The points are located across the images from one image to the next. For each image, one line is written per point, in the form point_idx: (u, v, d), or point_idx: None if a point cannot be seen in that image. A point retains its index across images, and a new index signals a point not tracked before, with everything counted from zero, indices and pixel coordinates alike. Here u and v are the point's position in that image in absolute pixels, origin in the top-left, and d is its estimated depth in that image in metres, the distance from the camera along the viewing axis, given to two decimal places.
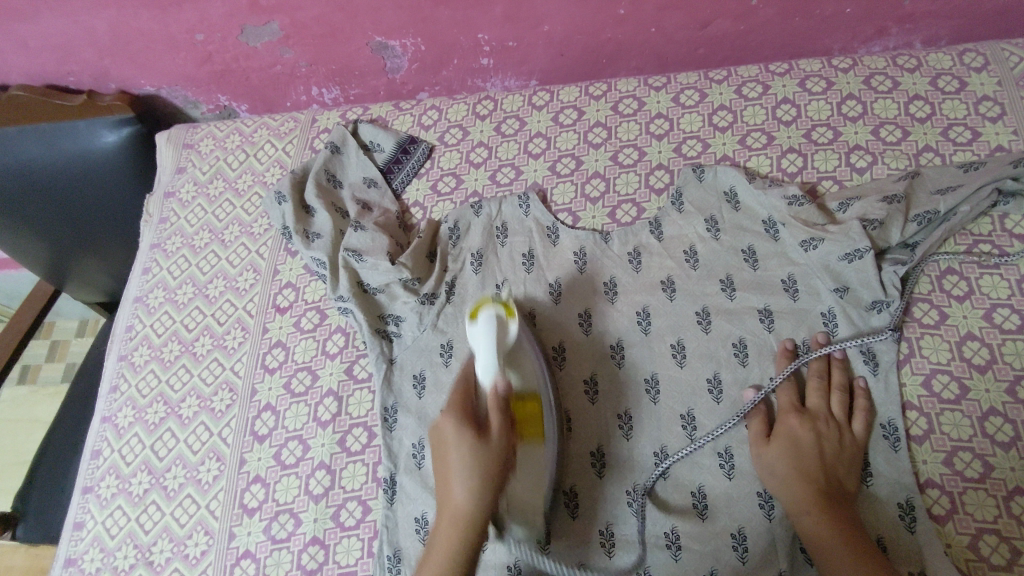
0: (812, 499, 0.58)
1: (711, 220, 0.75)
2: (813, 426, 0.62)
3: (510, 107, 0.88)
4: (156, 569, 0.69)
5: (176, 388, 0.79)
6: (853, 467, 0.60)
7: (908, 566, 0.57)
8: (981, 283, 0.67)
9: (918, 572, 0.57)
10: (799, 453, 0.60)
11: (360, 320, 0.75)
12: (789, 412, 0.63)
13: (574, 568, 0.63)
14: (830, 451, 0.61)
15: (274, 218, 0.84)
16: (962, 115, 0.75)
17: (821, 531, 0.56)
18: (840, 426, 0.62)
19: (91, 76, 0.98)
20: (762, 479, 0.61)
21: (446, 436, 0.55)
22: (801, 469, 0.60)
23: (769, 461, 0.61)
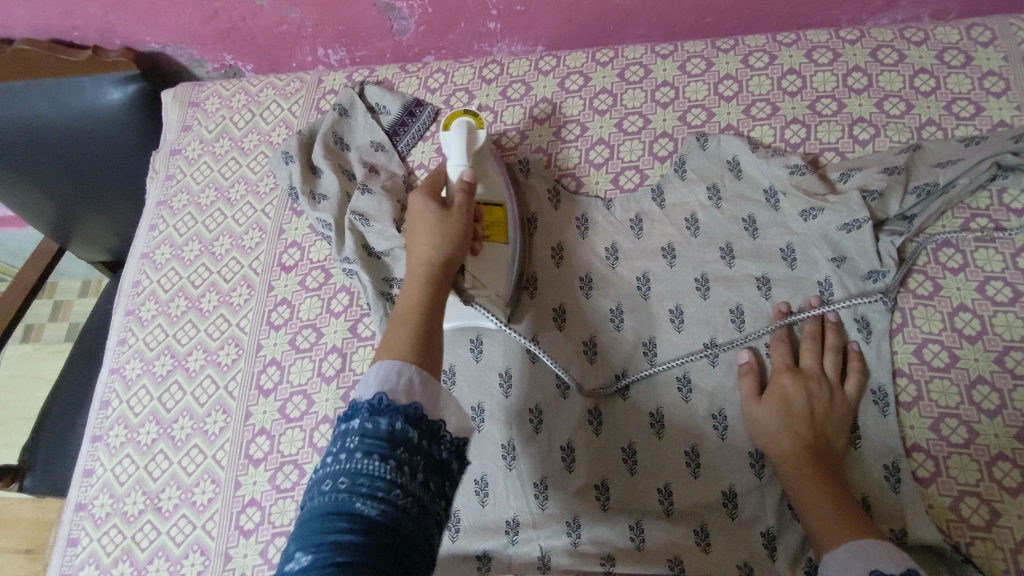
0: (799, 455, 0.60)
1: (713, 187, 0.75)
2: (806, 387, 0.64)
3: (516, 72, 0.88)
4: (164, 515, 0.72)
5: (183, 342, 0.80)
6: (840, 427, 0.62)
7: (890, 525, 0.59)
8: (976, 256, 0.68)
9: (899, 530, 0.59)
10: (789, 413, 0.62)
11: (365, 281, 0.76)
12: (782, 372, 0.65)
13: (569, 519, 0.64)
14: (821, 408, 0.63)
15: (281, 177, 0.84)
16: (967, 89, 0.76)
17: (810, 485, 0.58)
18: (832, 388, 0.64)
19: (96, 31, 0.97)
20: (753, 435, 0.63)
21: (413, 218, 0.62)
22: (791, 427, 0.61)
23: (760, 419, 0.63)
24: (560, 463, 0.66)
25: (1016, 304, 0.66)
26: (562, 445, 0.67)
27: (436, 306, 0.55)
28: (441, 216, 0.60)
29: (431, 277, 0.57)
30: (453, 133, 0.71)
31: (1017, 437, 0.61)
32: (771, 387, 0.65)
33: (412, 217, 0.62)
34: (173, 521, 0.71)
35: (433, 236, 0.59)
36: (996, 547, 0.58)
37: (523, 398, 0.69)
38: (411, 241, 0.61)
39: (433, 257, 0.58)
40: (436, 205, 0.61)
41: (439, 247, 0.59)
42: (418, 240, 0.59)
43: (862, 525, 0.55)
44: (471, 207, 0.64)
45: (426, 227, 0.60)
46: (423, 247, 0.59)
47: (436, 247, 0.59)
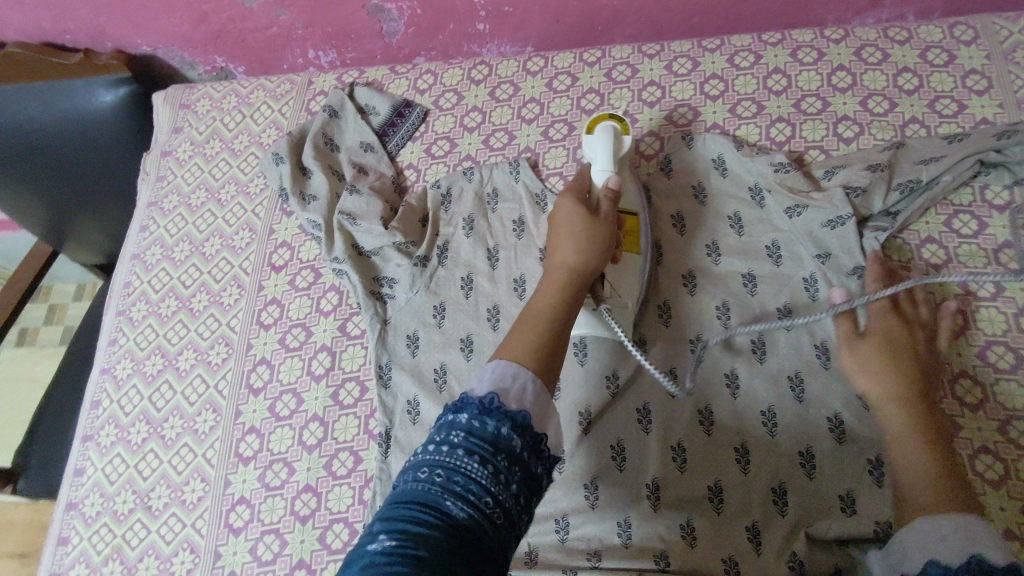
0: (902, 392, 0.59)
1: (699, 186, 0.76)
2: (910, 330, 0.62)
3: (505, 73, 0.89)
4: (154, 513, 0.72)
5: (173, 342, 0.81)
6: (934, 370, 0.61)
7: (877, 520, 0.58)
8: (959, 252, 0.69)
9: (885, 522, 0.58)
10: (898, 357, 0.61)
11: (355, 281, 0.76)
12: (885, 313, 0.63)
13: (558, 517, 0.65)
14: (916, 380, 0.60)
15: (271, 178, 0.84)
16: (949, 87, 0.76)
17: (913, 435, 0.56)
18: (932, 336, 0.63)
19: (88, 34, 0.98)
20: (857, 375, 0.62)
21: (561, 212, 0.61)
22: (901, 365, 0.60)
23: (862, 357, 0.62)
24: None
25: (998, 299, 0.66)
26: None
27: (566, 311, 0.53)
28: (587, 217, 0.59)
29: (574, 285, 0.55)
30: (599, 137, 0.71)
31: (999, 431, 0.61)
32: (863, 355, 0.62)
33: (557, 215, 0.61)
34: (163, 520, 0.71)
35: (574, 238, 0.58)
36: None
37: None
38: (553, 245, 0.59)
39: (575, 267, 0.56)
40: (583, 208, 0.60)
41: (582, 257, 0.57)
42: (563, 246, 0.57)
43: (951, 479, 0.53)
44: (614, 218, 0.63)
45: (570, 231, 0.59)
46: (563, 254, 0.57)
47: (581, 252, 0.57)
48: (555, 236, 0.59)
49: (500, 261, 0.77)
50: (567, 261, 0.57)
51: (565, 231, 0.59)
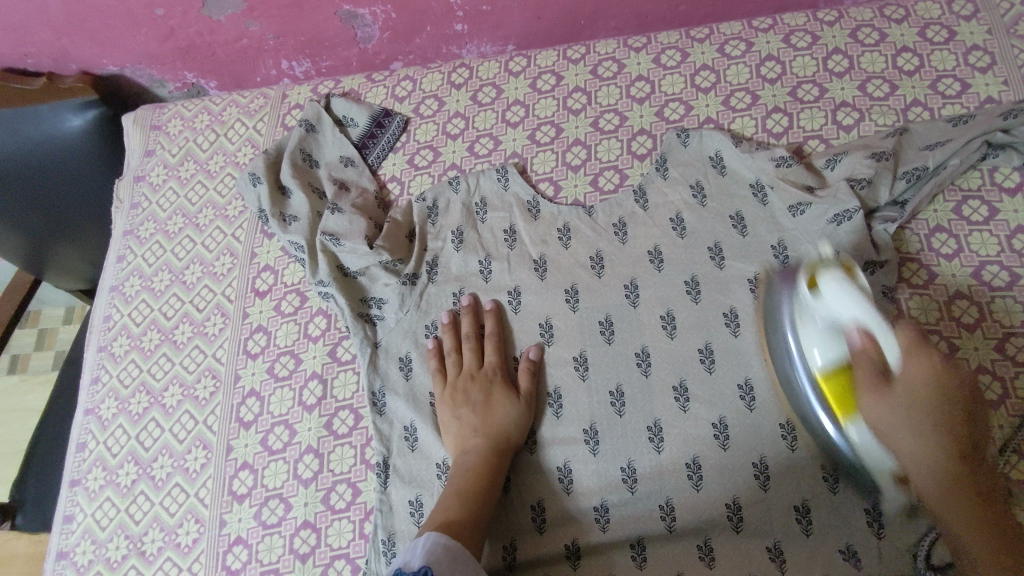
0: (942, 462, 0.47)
1: (696, 186, 0.73)
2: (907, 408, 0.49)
3: (486, 75, 0.85)
4: (148, 559, 0.69)
5: (158, 377, 0.78)
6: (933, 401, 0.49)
7: (911, 542, 0.56)
8: (970, 241, 0.66)
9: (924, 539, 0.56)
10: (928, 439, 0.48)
11: (342, 304, 0.73)
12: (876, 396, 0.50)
13: (568, 543, 0.62)
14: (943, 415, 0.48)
15: (249, 200, 0.81)
16: (951, 66, 0.73)
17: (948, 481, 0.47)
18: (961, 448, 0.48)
19: (50, 57, 0.94)
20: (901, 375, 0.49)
21: (497, 385, 0.67)
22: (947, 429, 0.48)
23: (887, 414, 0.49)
24: (556, 484, 0.64)
25: (1014, 288, 0.63)
26: (559, 465, 0.65)
27: (479, 504, 0.59)
28: (519, 409, 0.66)
29: (485, 485, 0.61)
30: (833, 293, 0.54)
31: None
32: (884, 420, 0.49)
33: (500, 373, 0.68)
34: (158, 565, 0.69)
35: (511, 408, 0.65)
36: None
37: None
38: (491, 403, 0.66)
39: (498, 465, 0.63)
40: (512, 391, 0.67)
41: (473, 458, 0.62)
42: (495, 416, 0.65)
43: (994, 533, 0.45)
44: (540, 360, 0.69)
45: (501, 436, 0.64)
46: (499, 414, 0.65)
47: (518, 419, 0.65)
48: (489, 408, 0.65)
49: (493, 274, 0.74)
50: (501, 422, 0.65)
51: (502, 402, 0.66)
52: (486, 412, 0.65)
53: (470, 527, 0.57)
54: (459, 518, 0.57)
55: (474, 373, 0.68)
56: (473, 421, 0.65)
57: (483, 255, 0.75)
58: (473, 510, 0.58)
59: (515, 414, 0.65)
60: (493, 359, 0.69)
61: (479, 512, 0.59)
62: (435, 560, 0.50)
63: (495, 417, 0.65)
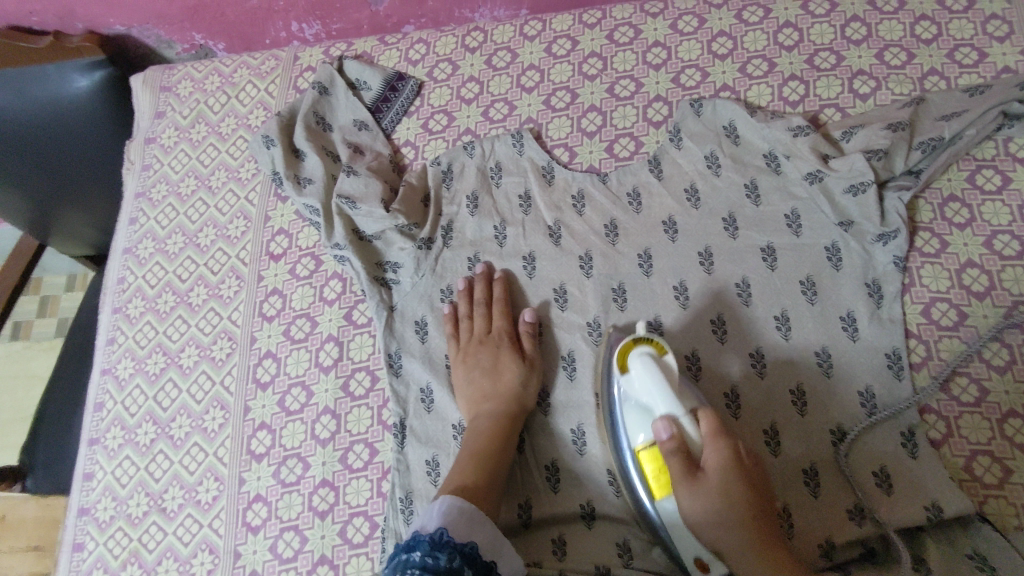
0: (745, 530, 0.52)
1: (711, 154, 0.73)
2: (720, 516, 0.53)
3: (501, 39, 0.85)
4: (170, 515, 0.71)
5: (174, 339, 0.78)
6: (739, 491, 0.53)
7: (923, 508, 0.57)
8: (984, 210, 0.66)
9: (934, 507, 0.56)
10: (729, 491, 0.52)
11: (358, 268, 0.73)
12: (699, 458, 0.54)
13: (582, 504, 0.63)
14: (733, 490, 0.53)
15: (262, 162, 0.80)
16: (969, 35, 0.73)
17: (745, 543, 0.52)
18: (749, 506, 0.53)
19: (56, 15, 0.92)
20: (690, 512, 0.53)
21: (503, 350, 0.68)
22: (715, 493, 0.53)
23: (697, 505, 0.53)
24: (570, 446, 0.66)
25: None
26: (572, 427, 0.66)
27: (494, 466, 0.61)
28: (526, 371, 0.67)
29: (499, 448, 0.62)
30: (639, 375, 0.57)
31: None
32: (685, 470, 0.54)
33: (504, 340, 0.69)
34: (179, 521, 0.70)
35: (517, 371, 0.66)
36: (1010, 505, 0.57)
37: None
38: (499, 367, 0.67)
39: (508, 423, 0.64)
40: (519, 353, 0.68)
41: (484, 422, 0.64)
42: (503, 379, 0.66)
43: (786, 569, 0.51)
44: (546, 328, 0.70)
45: (510, 398, 0.65)
46: (508, 378, 0.66)
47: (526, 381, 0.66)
48: (498, 373, 0.66)
49: (507, 240, 0.74)
50: (508, 385, 0.66)
51: (510, 365, 0.67)
52: (497, 376, 0.66)
53: (484, 490, 0.58)
54: (474, 481, 0.58)
55: (485, 338, 0.69)
56: (484, 386, 0.66)
57: (496, 220, 0.75)
58: (487, 472, 0.60)
59: (521, 374, 0.66)
60: (499, 322, 0.70)
61: (492, 474, 0.60)
62: (451, 522, 0.52)
63: (503, 380, 0.66)
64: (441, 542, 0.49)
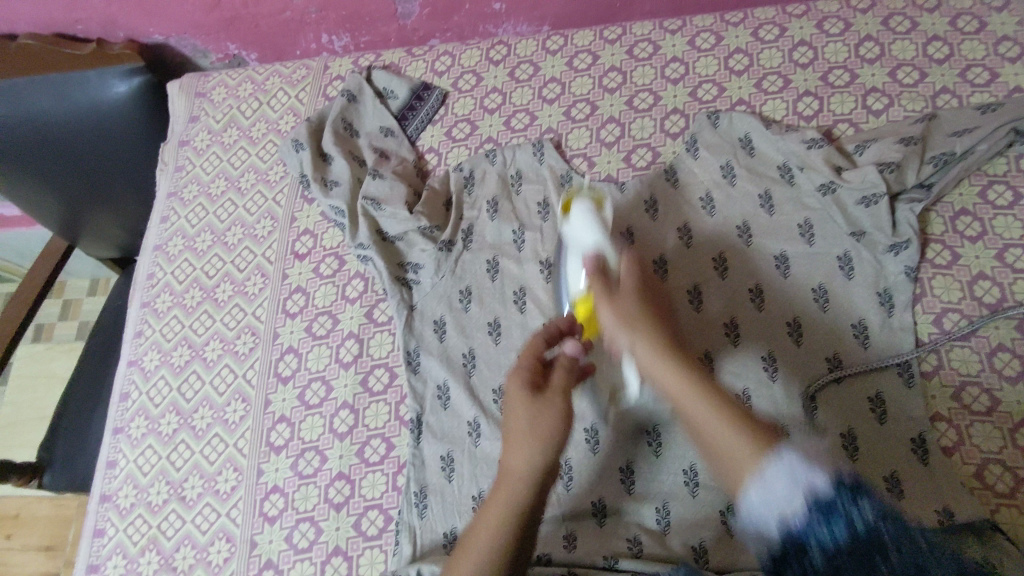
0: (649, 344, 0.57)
1: (727, 165, 0.75)
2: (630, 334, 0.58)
3: (524, 53, 0.88)
4: (189, 504, 0.72)
5: (199, 333, 0.81)
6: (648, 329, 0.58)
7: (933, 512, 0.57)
8: (995, 224, 0.68)
9: (944, 511, 0.57)
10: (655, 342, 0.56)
11: (380, 267, 0.76)
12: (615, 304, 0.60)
13: (594, 501, 0.64)
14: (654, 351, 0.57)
15: (291, 165, 0.83)
16: (981, 55, 0.75)
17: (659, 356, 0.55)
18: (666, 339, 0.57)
19: (99, 23, 0.97)
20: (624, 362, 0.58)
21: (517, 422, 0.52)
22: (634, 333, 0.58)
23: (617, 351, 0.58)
24: (584, 444, 0.67)
25: None
26: (586, 426, 0.67)
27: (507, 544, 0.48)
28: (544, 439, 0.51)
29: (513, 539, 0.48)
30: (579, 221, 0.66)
31: None
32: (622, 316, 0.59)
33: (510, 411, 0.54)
34: (198, 510, 0.72)
35: (530, 448, 0.50)
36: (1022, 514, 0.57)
37: None
38: (510, 442, 0.52)
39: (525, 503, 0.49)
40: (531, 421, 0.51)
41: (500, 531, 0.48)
42: (513, 458, 0.51)
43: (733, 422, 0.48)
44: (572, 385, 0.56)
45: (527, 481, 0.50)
46: (520, 459, 0.50)
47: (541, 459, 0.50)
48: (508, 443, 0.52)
49: (526, 244, 0.76)
50: (514, 467, 0.50)
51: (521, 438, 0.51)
52: (508, 455, 0.51)
53: (499, 556, 0.47)
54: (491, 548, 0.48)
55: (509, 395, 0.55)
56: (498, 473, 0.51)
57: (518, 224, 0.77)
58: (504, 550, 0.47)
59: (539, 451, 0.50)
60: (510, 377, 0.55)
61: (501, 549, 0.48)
62: None
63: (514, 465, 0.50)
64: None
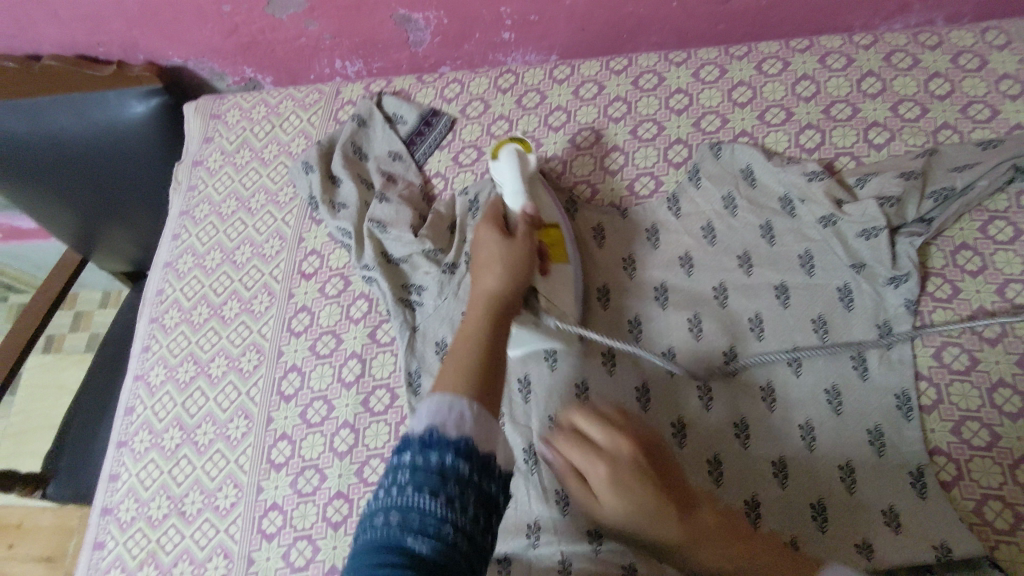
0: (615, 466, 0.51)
1: (728, 196, 0.76)
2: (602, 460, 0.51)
3: (531, 81, 0.89)
4: (188, 519, 0.73)
5: (205, 349, 0.82)
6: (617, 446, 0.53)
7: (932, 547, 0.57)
8: (995, 259, 0.68)
9: (942, 547, 0.56)
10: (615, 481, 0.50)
11: (384, 289, 0.77)
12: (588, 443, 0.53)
13: (588, 528, 0.63)
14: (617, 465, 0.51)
15: (301, 187, 0.86)
16: (982, 92, 0.76)
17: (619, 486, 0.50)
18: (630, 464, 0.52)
19: (121, 46, 1.00)
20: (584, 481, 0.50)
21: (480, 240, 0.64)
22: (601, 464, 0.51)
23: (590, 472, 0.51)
24: None
25: None
26: None
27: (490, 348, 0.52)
28: (507, 241, 0.62)
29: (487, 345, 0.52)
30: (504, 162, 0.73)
31: None
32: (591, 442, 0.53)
33: (478, 247, 0.63)
34: (197, 525, 0.72)
35: (500, 269, 0.59)
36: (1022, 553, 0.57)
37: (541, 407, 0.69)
38: (480, 273, 0.61)
39: (498, 295, 0.58)
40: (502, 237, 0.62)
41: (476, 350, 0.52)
42: (485, 275, 0.59)
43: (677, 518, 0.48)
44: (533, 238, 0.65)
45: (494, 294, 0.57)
46: (487, 280, 0.59)
47: (506, 280, 0.59)
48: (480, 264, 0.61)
49: None
50: (488, 285, 0.58)
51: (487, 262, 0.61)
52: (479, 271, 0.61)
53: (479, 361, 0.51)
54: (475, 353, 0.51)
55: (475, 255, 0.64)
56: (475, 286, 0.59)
57: None
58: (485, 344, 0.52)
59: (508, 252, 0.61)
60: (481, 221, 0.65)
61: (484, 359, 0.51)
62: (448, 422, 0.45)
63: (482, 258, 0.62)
64: (429, 442, 0.44)
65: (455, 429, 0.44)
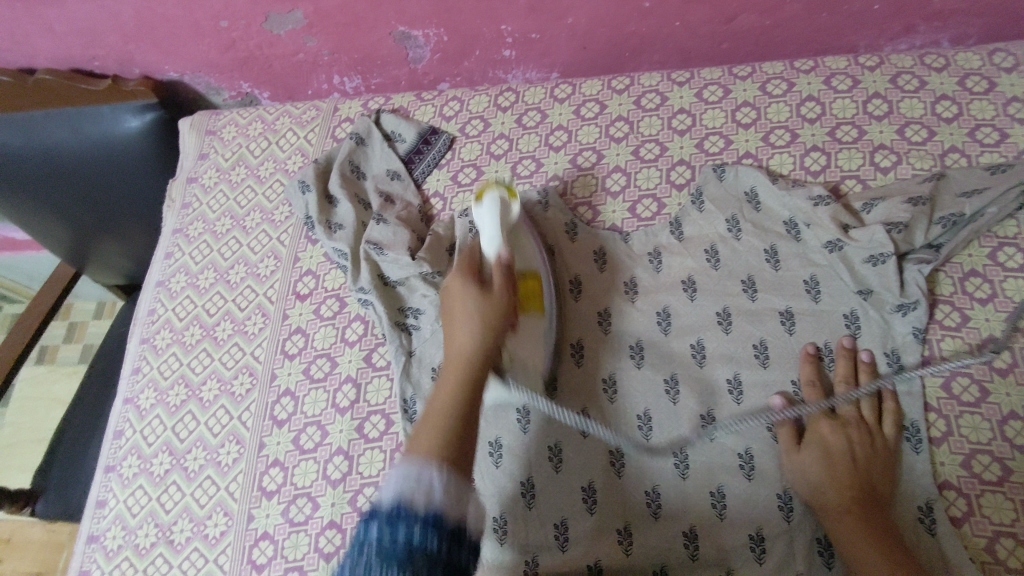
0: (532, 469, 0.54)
1: (732, 219, 0.74)
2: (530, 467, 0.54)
3: (532, 100, 0.88)
4: (176, 548, 0.71)
5: (197, 371, 0.80)
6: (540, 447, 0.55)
7: None
8: (1005, 287, 0.67)
9: None
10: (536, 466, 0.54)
11: (380, 312, 0.75)
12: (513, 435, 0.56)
13: (590, 564, 0.62)
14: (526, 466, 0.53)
15: (297, 207, 0.84)
16: (990, 115, 0.74)
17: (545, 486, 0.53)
18: None
19: (116, 60, 0.98)
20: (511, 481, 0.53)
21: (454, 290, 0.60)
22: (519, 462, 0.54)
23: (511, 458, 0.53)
24: (580, 504, 0.64)
25: None
26: (582, 486, 0.65)
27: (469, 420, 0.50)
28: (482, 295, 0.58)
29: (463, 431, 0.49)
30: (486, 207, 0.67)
31: None
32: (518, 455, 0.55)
33: (450, 300, 0.60)
34: (185, 555, 0.70)
35: (469, 324, 0.56)
36: None
37: (540, 435, 0.67)
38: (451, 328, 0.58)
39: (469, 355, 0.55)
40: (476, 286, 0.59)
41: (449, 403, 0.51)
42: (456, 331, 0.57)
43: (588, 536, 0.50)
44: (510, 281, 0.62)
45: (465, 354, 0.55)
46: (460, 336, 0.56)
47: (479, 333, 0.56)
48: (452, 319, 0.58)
49: None
50: (461, 342, 0.55)
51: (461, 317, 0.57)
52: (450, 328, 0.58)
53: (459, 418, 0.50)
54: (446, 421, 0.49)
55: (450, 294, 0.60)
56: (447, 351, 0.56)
57: None
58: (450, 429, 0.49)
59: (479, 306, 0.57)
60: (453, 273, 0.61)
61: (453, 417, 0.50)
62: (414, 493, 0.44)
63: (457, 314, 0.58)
64: (396, 515, 0.42)
65: (422, 503, 0.43)
